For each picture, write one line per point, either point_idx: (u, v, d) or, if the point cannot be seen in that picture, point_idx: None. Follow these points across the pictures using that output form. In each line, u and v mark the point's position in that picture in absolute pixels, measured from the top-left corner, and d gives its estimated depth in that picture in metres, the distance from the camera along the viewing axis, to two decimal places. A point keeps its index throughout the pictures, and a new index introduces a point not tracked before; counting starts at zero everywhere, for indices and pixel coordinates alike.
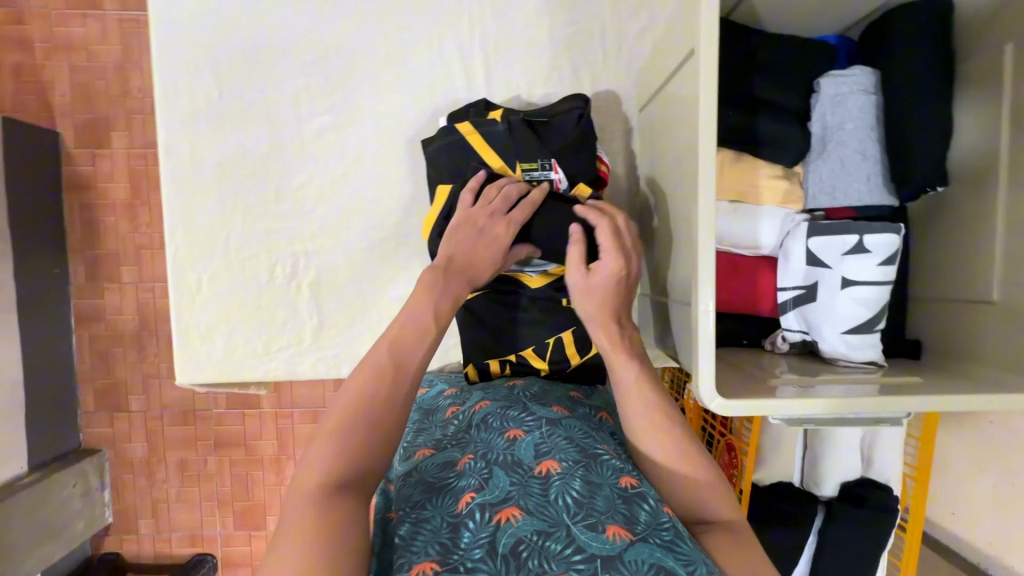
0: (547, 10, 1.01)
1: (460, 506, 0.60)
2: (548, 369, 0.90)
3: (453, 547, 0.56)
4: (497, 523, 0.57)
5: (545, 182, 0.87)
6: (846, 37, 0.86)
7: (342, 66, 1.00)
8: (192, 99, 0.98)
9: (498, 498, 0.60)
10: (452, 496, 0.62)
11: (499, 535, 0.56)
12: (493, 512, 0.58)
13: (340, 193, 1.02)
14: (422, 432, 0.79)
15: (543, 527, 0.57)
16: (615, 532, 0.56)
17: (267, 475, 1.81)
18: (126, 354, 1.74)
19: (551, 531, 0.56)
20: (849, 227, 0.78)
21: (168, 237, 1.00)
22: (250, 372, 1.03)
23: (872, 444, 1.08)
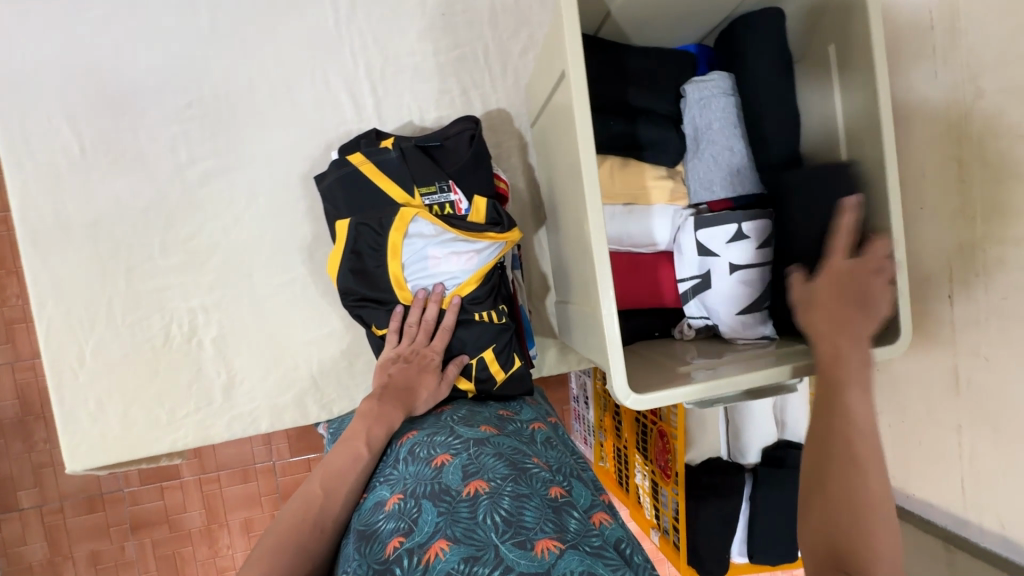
0: (430, 36, 1.02)
1: (388, 552, 0.59)
2: (475, 390, 0.89)
3: None
4: (426, 562, 0.56)
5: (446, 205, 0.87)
6: (703, 46, 0.95)
7: (220, 107, 0.95)
8: (50, 156, 0.89)
9: (426, 536, 0.59)
10: (381, 541, 0.61)
11: (429, 573, 0.55)
12: (422, 552, 0.58)
13: (235, 238, 0.97)
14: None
15: (471, 552, 0.57)
16: (544, 546, 0.57)
17: (198, 549, 1.65)
18: (7, 445, 1.53)
19: (478, 555, 0.57)
20: (728, 217, 0.85)
21: (37, 310, 0.89)
22: (157, 444, 0.94)
23: (784, 408, 1.20)
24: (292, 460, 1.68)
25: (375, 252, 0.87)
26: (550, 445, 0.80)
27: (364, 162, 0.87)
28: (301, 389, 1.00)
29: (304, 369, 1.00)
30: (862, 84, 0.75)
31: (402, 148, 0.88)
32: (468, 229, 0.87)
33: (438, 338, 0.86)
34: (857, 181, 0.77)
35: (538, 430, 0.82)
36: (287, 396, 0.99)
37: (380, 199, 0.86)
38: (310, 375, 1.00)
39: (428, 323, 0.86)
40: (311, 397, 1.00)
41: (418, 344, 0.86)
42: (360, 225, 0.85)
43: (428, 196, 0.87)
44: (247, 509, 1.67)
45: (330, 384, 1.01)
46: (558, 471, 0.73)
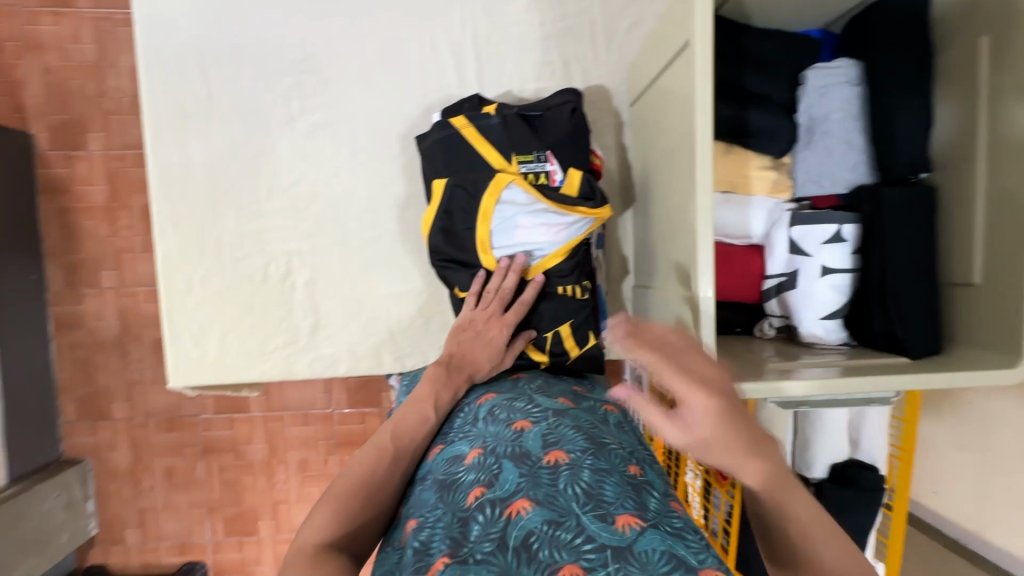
0: (538, 6, 1.01)
1: (470, 500, 0.61)
2: (548, 361, 0.90)
3: (463, 540, 0.57)
4: (508, 517, 0.57)
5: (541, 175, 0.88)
6: (828, 32, 0.89)
7: (332, 63, 0.99)
8: (180, 97, 0.96)
9: (508, 493, 0.60)
10: (462, 491, 0.63)
11: (510, 528, 0.56)
12: (503, 506, 0.59)
13: (333, 190, 1.02)
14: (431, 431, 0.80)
15: (553, 517, 0.56)
16: (626, 522, 0.55)
17: (258, 480, 1.78)
18: (108, 360, 1.70)
19: (561, 521, 0.56)
20: (829, 216, 0.81)
21: (158, 237, 0.98)
22: (246, 373, 1.02)
23: (859, 426, 1.13)
24: (349, 410, 1.77)
25: (467, 215, 0.88)
26: (622, 429, 0.79)
27: (465, 127, 0.89)
28: (378, 340, 1.04)
29: (383, 321, 1.04)
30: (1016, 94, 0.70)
31: (502, 114, 0.89)
32: (562, 201, 0.87)
33: (511, 310, 0.86)
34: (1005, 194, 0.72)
35: (611, 413, 0.82)
36: (365, 345, 1.04)
37: (478, 164, 0.88)
38: (387, 328, 1.04)
39: (503, 294, 0.86)
40: (387, 349, 1.05)
41: (489, 314, 0.86)
42: (454, 186, 0.88)
43: (525, 164, 0.88)
44: (305, 450, 1.77)
45: (404, 339, 1.05)
46: (635, 454, 0.72)
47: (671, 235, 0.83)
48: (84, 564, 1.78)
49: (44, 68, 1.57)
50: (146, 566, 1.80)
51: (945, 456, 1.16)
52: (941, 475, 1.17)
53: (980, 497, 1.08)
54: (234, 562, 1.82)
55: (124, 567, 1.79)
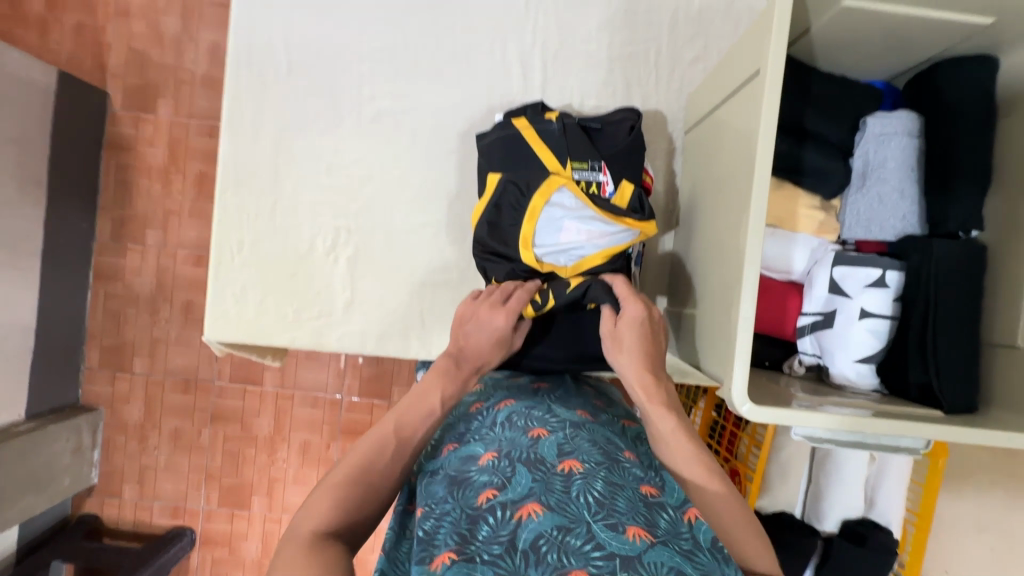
0: (608, 29, 1.06)
1: (482, 500, 0.62)
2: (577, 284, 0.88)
3: (472, 538, 0.58)
4: (518, 519, 0.58)
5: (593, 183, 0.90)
6: (891, 84, 0.91)
7: (405, 57, 1.04)
8: (261, 68, 1.02)
9: (520, 495, 0.61)
10: (474, 490, 0.64)
11: (520, 530, 0.57)
12: (515, 508, 0.60)
13: (387, 175, 1.06)
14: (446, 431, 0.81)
15: (564, 522, 0.58)
16: (636, 532, 0.57)
17: (259, 454, 1.80)
18: (138, 314, 1.76)
19: (571, 527, 0.57)
20: (874, 261, 0.81)
21: (219, 196, 1.03)
22: (275, 338, 1.05)
23: (876, 485, 1.10)
24: (358, 399, 1.78)
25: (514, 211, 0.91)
26: (638, 445, 0.80)
27: (524, 129, 0.94)
28: (409, 325, 1.07)
29: (415, 308, 1.07)
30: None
31: (561, 120, 0.93)
32: (604, 207, 0.90)
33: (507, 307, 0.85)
34: None
35: (629, 428, 0.83)
36: (395, 327, 1.07)
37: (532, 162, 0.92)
38: (419, 315, 1.07)
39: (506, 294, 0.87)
40: (414, 336, 1.07)
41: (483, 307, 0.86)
42: (507, 182, 0.91)
43: (578, 171, 0.91)
44: (309, 432, 1.79)
45: (433, 328, 1.07)
46: (648, 468, 0.72)
47: (713, 259, 0.85)
48: (77, 512, 1.80)
49: (130, 34, 1.68)
50: (136, 524, 1.81)
51: (965, 532, 1.11)
52: (955, 551, 1.13)
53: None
54: (222, 534, 1.82)
55: (116, 520, 1.81)
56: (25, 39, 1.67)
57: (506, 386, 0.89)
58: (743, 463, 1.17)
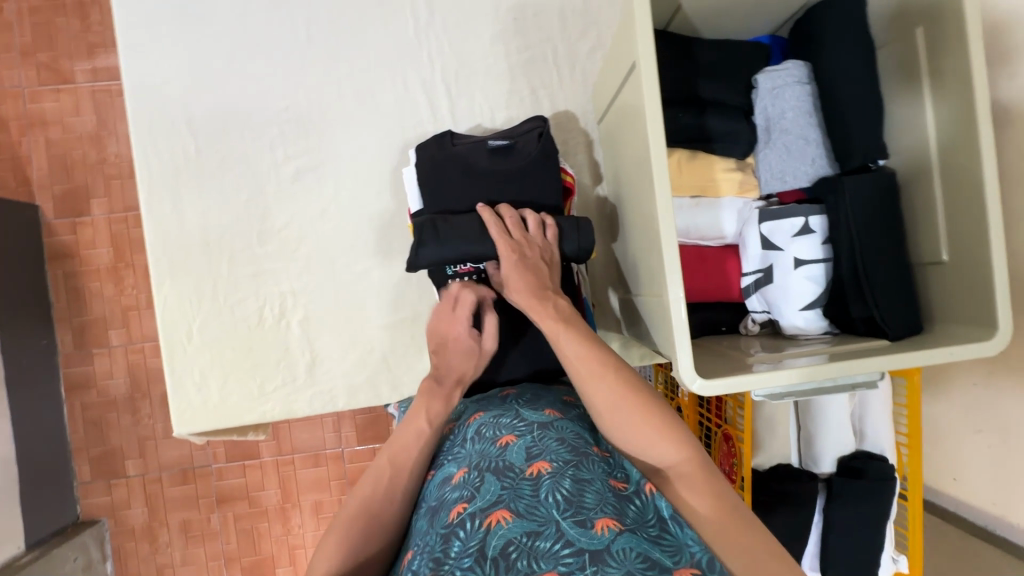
0: (502, 38, 1.07)
1: (453, 516, 0.60)
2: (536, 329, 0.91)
3: (445, 558, 0.55)
4: (487, 527, 0.57)
5: None
6: (777, 37, 0.93)
7: (312, 109, 1.04)
8: (171, 154, 1.02)
9: (489, 503, 0.59)
10: (447, 509, 0.62)
11: (488, 539, 0.55)
12: (483, 517, 0.58)
13: (323, 229, 1.06)
14: None
15: (533, 527, 0.56)
16: (604, 524, 0.55)
17: (274, 526, 1.76)
18: (119, 417, 1.71)
19: (540, 531, 0.56)
20: (795, 211, 0.84)
21: (156, 290, 1.02)
22: (247, 415, 1.04)
23: (862, 417, 1.12)
24: (359, 448, 1.76)
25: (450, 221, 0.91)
26: None
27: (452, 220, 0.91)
28: (375, 370, 1.07)
29: (377, 352, 1.07)
30: (956, 92, 0.73)
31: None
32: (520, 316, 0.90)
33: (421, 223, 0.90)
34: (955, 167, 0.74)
35: None
36: (361, 376, 1.07)
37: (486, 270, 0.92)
38: (382, 358, 1.07)
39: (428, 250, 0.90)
40: (383, 379, 1.07)
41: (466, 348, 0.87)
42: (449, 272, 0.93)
43: None
44: (318, 492, 1.76)
45: (399, 368, 1.07)
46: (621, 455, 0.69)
47: (644, 246, 0.86)
48: None
49: (47, 142, 1.65)
50: None
51: (962, 443, 1.13)
52: (954, 462, 1.16)
53: (993, 480, 1.07)
54: None
55: None
56: None
57: (476, 398, 0.87)
58: (733, 426, 1.16)
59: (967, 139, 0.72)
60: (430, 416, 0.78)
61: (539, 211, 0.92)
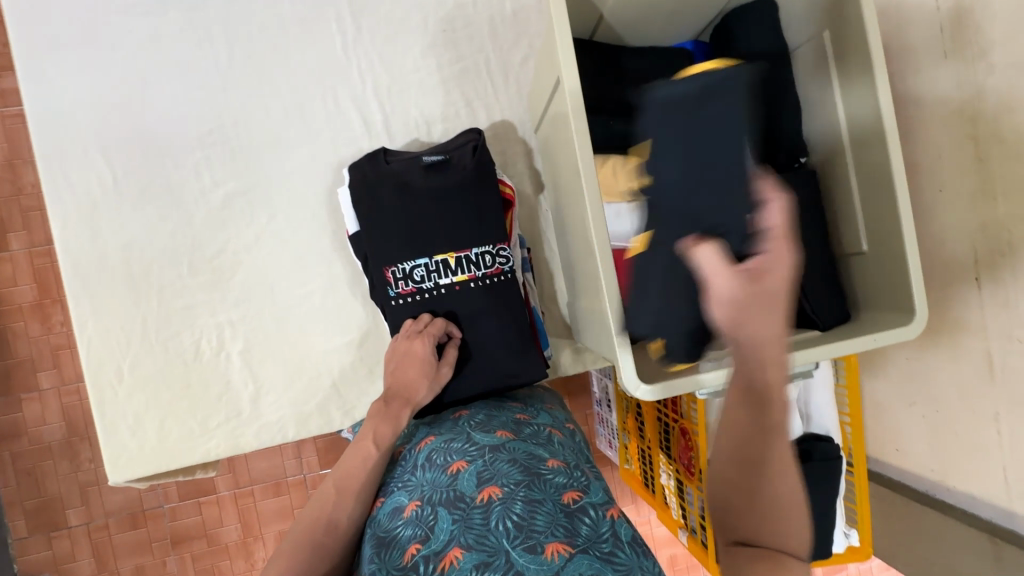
0: (434, 50, 1.06)
1: (405, 559, 0.59)
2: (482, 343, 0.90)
3: None
4: (440, 570, 0.56)
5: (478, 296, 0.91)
6: (699, 42, 0.96)
7: (239, 131, 1.00)
8: (86, 186, 0.95)
9: (441, 544, 0.59)
10: (399, 548, 0.60)
11: None
12: (437, 560, 0.57)
13: (260, 254, 1.02)
14: None
15: (483, 558, 0.56)
16: (554, 549, 0.56)
17: (235, 562, 1.67)
18: (55, 465, 1.59)
19: (490, 561, 0.56)
20: None
21: (79, 331, 0.95)
22: (190, 456, 0.99)
23: (807, 401, 1.17)
24: (321, 472, 1.70)
25: (389, 240, 0.89)
26: (566, 447, 0.77)
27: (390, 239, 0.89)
28: (325, 397, 1.03)
29: (326, 377, 1.03)
30: (861, 92, 0.77)
31: (435, 260, 0.90)
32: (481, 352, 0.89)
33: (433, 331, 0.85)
34: (866, 163, 0.78)
35: (556, 435, 0.79)
36: (311, 403, 1.03)
37: (429, 286, 0.90)
38: (332, 383, 1.04)
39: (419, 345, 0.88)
40: (335, 405, 1.03)
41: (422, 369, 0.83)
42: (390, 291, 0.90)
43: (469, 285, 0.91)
44: (281, 523, 1.68)
45: (351, 392, 1.04)
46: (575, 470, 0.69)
47: (583, 253, 0.86)
48: None
49: None
50: None
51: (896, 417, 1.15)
52: None
53: None
54: None
55: None
56: None
57: (428, 421, 0.85)
58: (688, 420, 1.18)
59: (872, 130, 0.75)
60: (376, 436, 0.75)
61: (479, 224, 0.91)
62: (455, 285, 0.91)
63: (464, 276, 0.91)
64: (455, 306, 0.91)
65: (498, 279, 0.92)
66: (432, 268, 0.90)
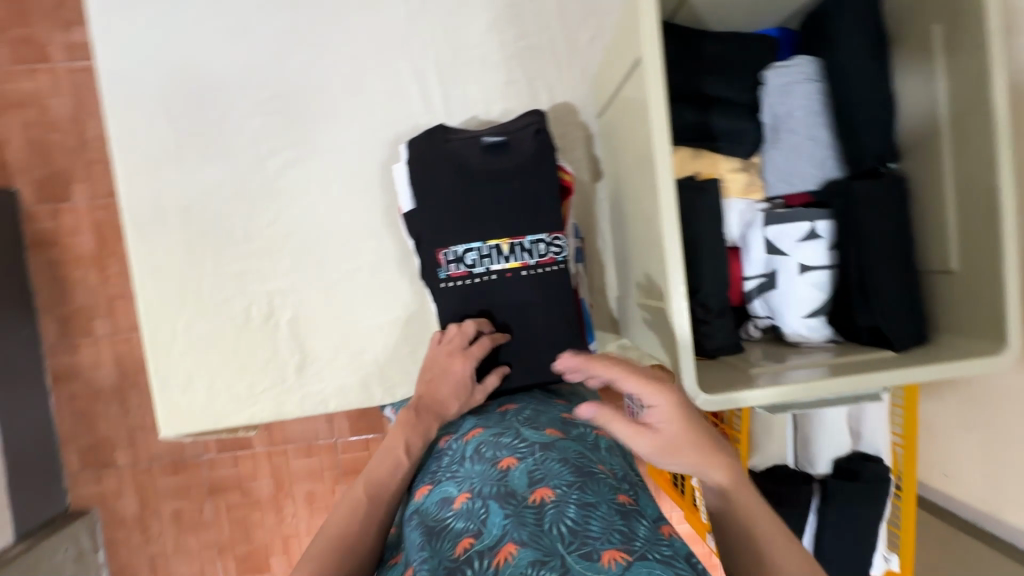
0: (499, 25, 1.02)
1: (458, 552, 0.57)
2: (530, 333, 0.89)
3: None
4: (496, 567, 0.54)
5: (531, 282, 0.89)
6: (786, 29, 0.89)
7: (299, 98, 0.99)
8: (151, 146, 0.97)
9: (495, 539, 0.57)
10: (451, 540, 0.59)
11: None
12: (491, 556, 0.55)
13: (312, 225, 1.02)
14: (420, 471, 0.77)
15: (538, 556, 0.53)
16: (611, 557, 0.52)
17: (267, 516, 1.74)
18: (107, 408, 1.68)
19: (545, 560, 0.53)
20: (801, 215, 0.81)
21: (138, 289, 0.98)
22: (236, 417, 1.01)
23: (858, 419, 1.12)
24: (352, 438, 1.74)
25: (443, 221, 0.88)
26: (613, 453, 0.75)
27: (445, 219, 0.88)
28: (367, 371, 1.04)
29: (370, 352, 1.04)
30: (973, 94, 0.69)
31: (488, 245, 0.88)
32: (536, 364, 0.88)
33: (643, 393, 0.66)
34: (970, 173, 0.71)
35: (602, 437, 0.78)
36: (355, 376, 1.04)
37: (479, 271, 0.88)
38: (375, 358, 1.04)
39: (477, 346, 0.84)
40: (376, 380, 1.04)
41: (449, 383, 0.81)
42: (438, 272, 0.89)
43: (521, 271, 0.89)
44: (311, 483, 1.74)
45: (393, 368, 1.04)
46: (624, 480, 0.68)
47: (646, 248, 0.83)
48: None
49: (23, 124, 1.57)
50: None
51: (951, 441, 1.10)
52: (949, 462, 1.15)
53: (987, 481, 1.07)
54: None
55: None
56: None
57: (473, 412, 0.84)
58: (730, 426, 1.16)
59: (983, 137, 0.68)
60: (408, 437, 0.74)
61: (536, 210, 0.89)
62: (506, 272, 0.88)
63: (515, 263, 0.88)
64: (505, 293, 0.89)
65: (550, 269, 0.90)
66: (484, 253, 0.88)
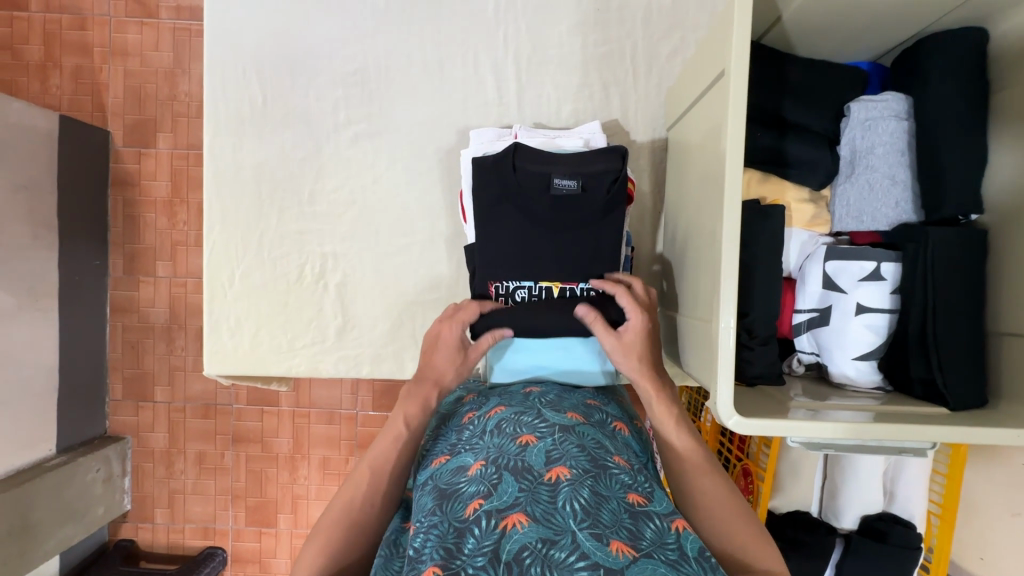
0: (582, 28, 1.03)
1: (467, 512, 0.58)
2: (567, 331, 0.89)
3: (456, 552, 0.53)
4: (502, 530, 0.54)
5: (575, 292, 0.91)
6: (877, 64, 0.87)
7: (381, 75, 1.04)
8: (239, 101, 1.03)
9: (505, 505, 0.57)
10: (461, 502, 0.60)
11: (503, 542, 0.53)
12: (499, 519, 0.56)
13: (373, 197, 1.06)
14: (439, 438, 0.78)
15: (548, 534, 0.54)
16: (619, 547, 0.53)
17: (281, 473, 1.80)
18: (155, 344, 1.78)
19: (555, 540, 0.53)
20: (866, 253, 0.78)
21: (207, 232, 1.05)
22: (274, 367, 1.06)
23: (894, 478, 1.05)
24: (372, 412, 1.78)
25: (500, 209, 0.90)
26: (630, 449, 0.75)
27: (502, 207, 0.89)
28: (402, 345, 1.07)
29: (408, 326, 1.07)
30: None
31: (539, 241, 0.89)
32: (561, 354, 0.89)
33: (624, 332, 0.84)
34: None
35: (621, 431, 0.78)
36: (389, 346, 1.07)
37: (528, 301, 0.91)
38: (412, 333, 1.07)
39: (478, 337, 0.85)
40: (409, 354, 1.07)
41: (444, 315, 0.87)
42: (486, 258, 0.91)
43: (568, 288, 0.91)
44: (327, 449, 1.79)
45: None
46: (640, 473, 0.67)
47: (700, 265, 0.82)
48: (114, 538, 1.82)
49: (125, 72, 1.69)
50: (171, 547, 1.83)
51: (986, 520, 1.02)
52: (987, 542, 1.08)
53: None
54: (251, 552, 1.83)
55: (150, 545, 1.83)
56: (27, 86, 1.70)
57: (499, 391, 0.86)
58: (754, 462, 1.12)
59: None
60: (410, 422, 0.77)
61: (594, 213, 0.89)
62: (552, 289, 0.91)
63: (561, 281, 0.91)
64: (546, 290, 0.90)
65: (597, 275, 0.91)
66: (535, 292, 0.91)
